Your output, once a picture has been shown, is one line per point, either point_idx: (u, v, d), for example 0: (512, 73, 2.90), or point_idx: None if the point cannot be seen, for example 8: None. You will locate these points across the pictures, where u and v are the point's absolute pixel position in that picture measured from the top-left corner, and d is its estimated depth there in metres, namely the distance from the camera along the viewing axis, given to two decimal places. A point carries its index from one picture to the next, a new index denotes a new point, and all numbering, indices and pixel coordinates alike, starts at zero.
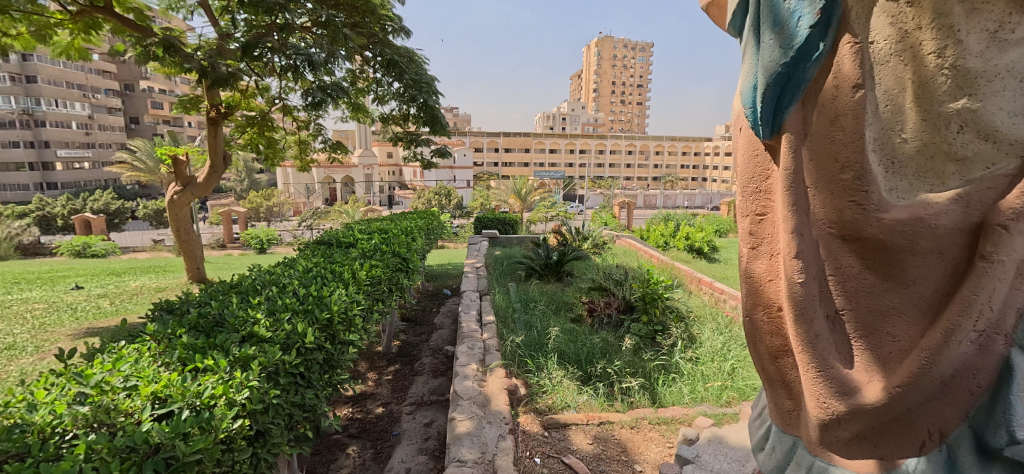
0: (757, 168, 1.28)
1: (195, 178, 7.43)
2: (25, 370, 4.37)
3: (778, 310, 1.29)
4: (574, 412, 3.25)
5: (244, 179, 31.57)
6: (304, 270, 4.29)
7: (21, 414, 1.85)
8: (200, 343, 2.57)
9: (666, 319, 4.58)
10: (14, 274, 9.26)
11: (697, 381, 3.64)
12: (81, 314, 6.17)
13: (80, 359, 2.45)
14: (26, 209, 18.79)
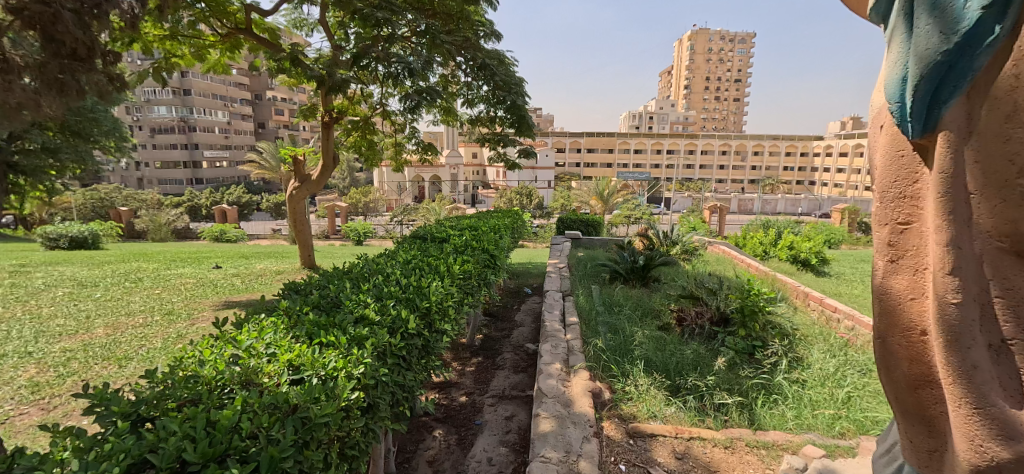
0: (901, 171, 1.16)
1: (310, 176, 8.16)
2: (181, 332, 5.17)
3: (921, 335, 1.14)
4: (660, 423, 3.11)
5: (347, 178, 34.71)
6: (404, 261, 4.60)
7: (194, 368, 2.22)
8: (323, 321, 2.87)
9: (766, 335, 4.24)
10: (173, 253, 10.99)
11: (802, 406, 3.32)
12: (221, 289, 7.16)
13: (230, 328, 2.87)
14: (179, 200, 22.81)
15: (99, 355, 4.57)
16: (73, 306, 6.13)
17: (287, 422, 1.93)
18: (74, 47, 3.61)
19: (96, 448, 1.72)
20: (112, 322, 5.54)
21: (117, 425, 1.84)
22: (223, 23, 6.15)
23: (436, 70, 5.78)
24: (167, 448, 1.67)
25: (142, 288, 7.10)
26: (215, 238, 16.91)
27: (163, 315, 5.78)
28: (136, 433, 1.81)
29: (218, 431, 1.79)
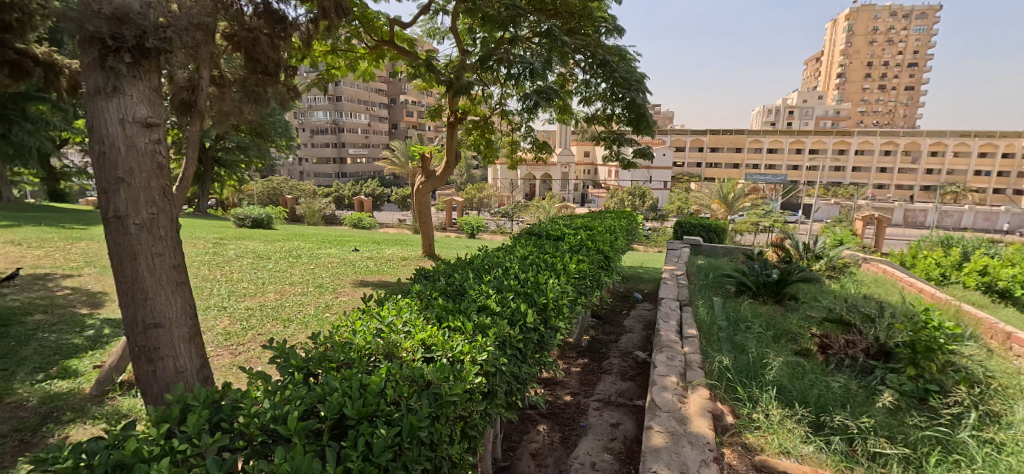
0: None
1: (434, 172, 8.75)
2: (326, 303, 5.97)
3: None
4: (794, 461, 2.76)
5: (464, 174, 36.94)
6: (522, 256, 4.73)
7: (347, 336, 2.56)
8: (449, 306, 3.09)
9: (947, 379, 3.50)
10: (324, 236, 12.66)
11: (995, 472, 2.68)
12: (359, 269, 8.08)
13: (372, 304, 3.22)
14: (330, 191, 27.89)
15: (267, 314, 5.48)
16: (254, 273, 7.42)
17: (423, 394, 2.12)
18: (266, 63, 4.36)
19: (276, 394, 2.07)
20: (279, 289, 6.60)
21: (293, 377, 2.21)
22: (372, 37, 6.91)
23: (554, 71, 5.77)
24: (332, 401, 1.96)
25: (302, 263, 8.33)
26: (354, 224, 19.01)
27: (315, 287, 6.72)
28: (305, 386, 2.15)
29: (369, 393, 2.04)
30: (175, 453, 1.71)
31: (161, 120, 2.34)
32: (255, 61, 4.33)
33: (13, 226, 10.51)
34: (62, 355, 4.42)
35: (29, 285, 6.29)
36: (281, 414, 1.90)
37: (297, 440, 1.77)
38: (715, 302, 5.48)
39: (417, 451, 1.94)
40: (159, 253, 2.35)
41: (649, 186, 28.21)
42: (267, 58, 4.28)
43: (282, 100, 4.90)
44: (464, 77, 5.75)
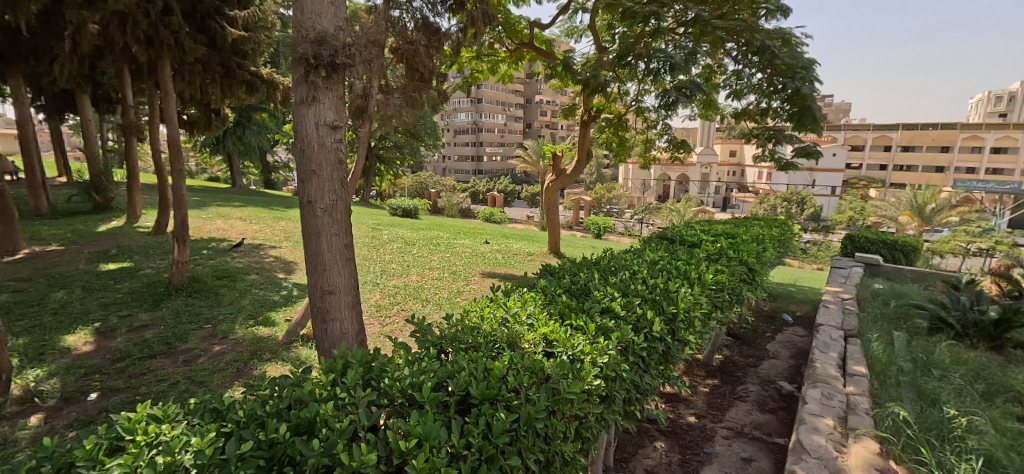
0: None
1: (564, 170, 8.91)
2: (459, 288, 6.53)
3: None
4: None
5: (594, 173, 36.78)
6: (651, 260, 4.66)
7: (477, 322, 2.84)
8: (573, 305, 3.22)
9: None
10: (459, 227, 13.71)
11: None
12: (485, 260, 8.61)
13: (500, 294, 3.51)
14: (466, 188, 30.21)
15: (410, 293, 6.20)
16: (400, 256, 8.41)
17: (542, 386, 2.24)
18: (422, 72, 4.91)
19: (414, 365, 2.39)
20: (420, 271, 7.38)
21: (428, 351, 2.53)
22: (512, 42, 7.37)
23: (701, 62, 5.53)
24: (460, 379, 2.20)
25: (440, 250, 9.19)
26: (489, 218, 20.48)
27: (449, 273, 7.38)
28: (437, 361, 2.44)
29: (493, 377, 2.25)
30: (336, 399, 2.08)
31: (344, 122, 2.81)
32: (415, 70, 4.92)
33: (235, 206, 13.28)
34: (266, 307, 5.56)
35: (245, 252, 7.97)
36: (417, 382, 2.19)
37: (428, 406, 2.03)
38: (895, 338, 4.76)
39: (532, 440, 2.04)
40: (335, 233, 2.84)
41: (813, 191, 24.60)
42: (424, 67, 4.82)
43: (434, 104, 5.45)
44: (602, 76, 5.92)
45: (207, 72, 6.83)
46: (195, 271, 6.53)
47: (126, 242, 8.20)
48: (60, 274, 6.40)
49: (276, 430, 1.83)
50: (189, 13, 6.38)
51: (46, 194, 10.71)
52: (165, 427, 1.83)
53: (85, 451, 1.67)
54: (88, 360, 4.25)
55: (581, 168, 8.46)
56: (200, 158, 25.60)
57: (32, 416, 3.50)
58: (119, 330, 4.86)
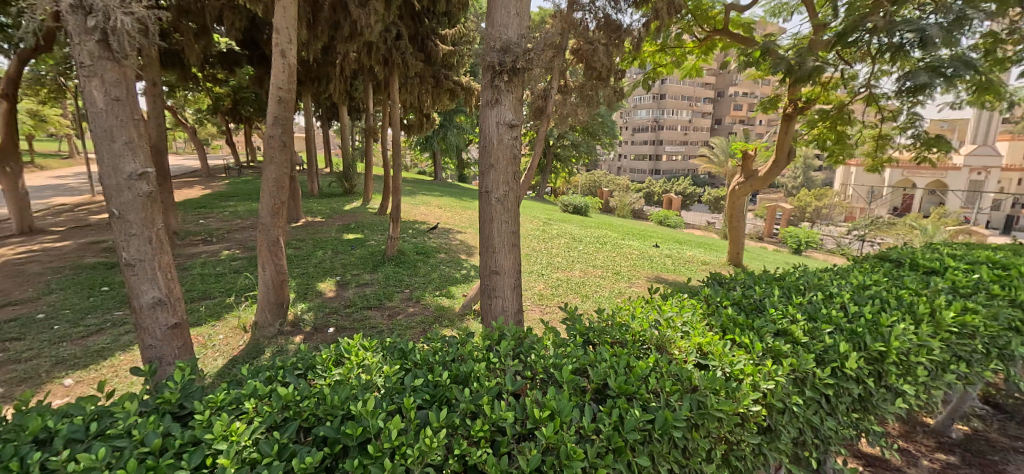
0: None
1: (756, 172, 8.20)
2: (621, 289, 6.62)
3: None
4: None
5: (799, 177, 32.14)
6: (857, 284, 3.97)
7: (626, 319, 2.93)
8: (740, 322, 3.02)
9: None
10: (631, 228, 13.63)
11: None
12: (656, 265, 8.48)
13: (659, 297, 3.53)
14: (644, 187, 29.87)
15: (571, 287, 6.55)
16: (567, 251, 8.86)
17: (685, 396, 2.16)
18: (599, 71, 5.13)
19: (560, 347, 2.57)
20: (584, 268, 7.71)
21: (574, 338, 2.72)
22: (703, 29, 6.91)
23: (977, 27, 4.57)
24: (600, 369, 2.26)
25: (607, 250, 9.36)
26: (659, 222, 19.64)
27: (612, 273, 7.52)
28: (580, 348, 2.57)
29: (633, 375, 2.25)
30: (487, 361, 2.39)
31: (520, 121, 3.24)
32: (594, 70, 5.10)
33: (436, 196, 15.50)
34: (450, 282, 6.53)
35: (439, 234, 9.38)
36: (558, 363, 2.35)
37: (565, 386, 2.16)
38: None
39: (668, 447, 1.98)
40: (505, 221, 3.31)
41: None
42: (601, 67, 5.03)
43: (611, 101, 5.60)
44: (812, 61, 5.08)
45: (423, 83, 8.07)
46: (401, 246, 7.96)
47: (359, 219, 10.35)
48: (317, 238, 8.51)
49: (440, 376, 2.22)
50: (414, 36, 7.79)
51: (319, 181, 13.94)
52: (369, 354, 2.51)
53: (323, 359, 2.50)
54: (329, 302, 5.73)
55: (780, 170, 7.74)
56: (415, 154, 30.29)
57: (296, 336, 4.95)
58: (349, 284, 6.33)
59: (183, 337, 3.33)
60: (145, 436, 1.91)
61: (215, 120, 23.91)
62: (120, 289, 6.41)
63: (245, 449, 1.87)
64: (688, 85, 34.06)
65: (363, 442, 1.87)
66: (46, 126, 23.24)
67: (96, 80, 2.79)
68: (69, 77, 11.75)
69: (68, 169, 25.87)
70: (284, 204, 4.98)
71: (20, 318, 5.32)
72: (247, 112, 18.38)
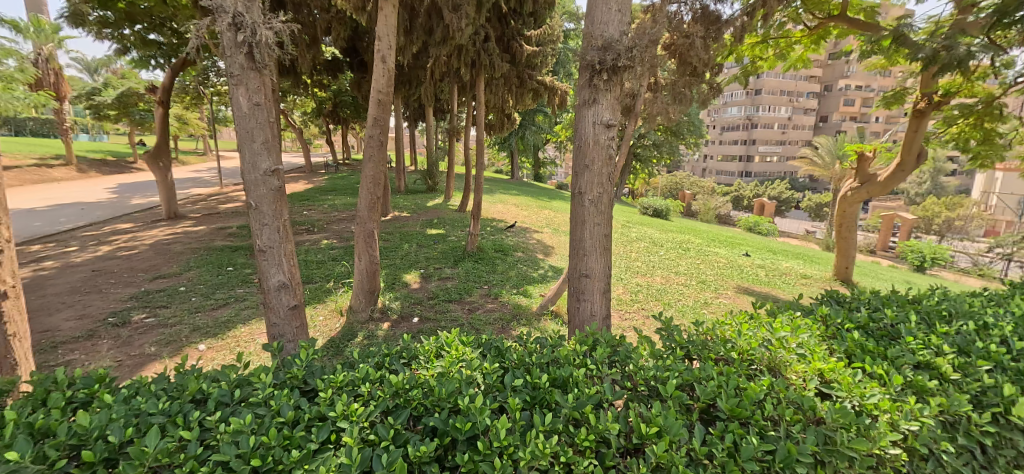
0: None
1: (875, 176, 7.43)
2: (706, 299, 6.41)
3: None
4: None
5: (925, 183, 29.13)
6: (1018, 316, 3.52)
7: (731, 335, 2.85)
8: (873, 349, 2.83)
9: None
10: (715, 235, 13.00)
11: None
12: (746, 276, 8.12)
13: (767, 313, 3.42)
14: (732, 190, 28.92)
15: (652, 294, 6.44)
16: (647, 256, 8.77)
17: (809, 428, 2.05)
18: (694, 65, 4.94)
19: (658, 360, 2.57)
20: (664, 274, 7.58)
21: (675, 350, 2.69)
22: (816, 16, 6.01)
23: None
24: (708, 387, 2.21)
25: (689, 256, 9.14)
26: (748, 228, 19.46)
27: (698, 282, 7.30)
28: (682, 362, 2.54)
29: (747, 398, 2.19)
30: (586, 368, 2.45)
31: (617, 120, 3.24)
32: (686, 65, 4.98)
33: (514, 195, 15.79)
34: (527, 281, 6.61)
35: (516, 232, 9.54)
36: (661, 376, 2.34)
37: (671, 402, 2.15)
38: None
39: None
40: (598, 223, 3.34)
41: None
42: (696, 61, 4.84)
43: (705, 99, 5.43)
44: (964, 46, 4.44)
45: (507, 84, 8.35)
46: (481, 243, 8.19)
47: (440, 214, 10.77)
48: (402, 232, 9.00)
49: (540, 378, 2.31)
50: (500, 37, 8.10)
51: (405, 177, 14.63)
52: (468, 350, 2.67)
53: (425, 350, 2.72)
54: (413, 294, 6.02)
55: (906, 175, 6.98)
56: (493, 153, 31.18)
57: (384, 323, 5.26)
58: (432, 278, 6.62)
59: (299, 317, 3.93)
60: (280, 406, 2.24)
61: (319, 121, 26.13)
62: (242, 270, 7.40)
63: (363, 430, 2.07)
64: (787, 81, 32.03)
65: (470, 436, 1.99)
66: (185, 127, 26.80)
67: (242, 88, 3.36)
68: (205, 85, 13.51)
69: (200, 164, 29.61)
70: (379, 199, 5.38)
71: (168, 289, 6.58)
72: (346, 113, 19.91)
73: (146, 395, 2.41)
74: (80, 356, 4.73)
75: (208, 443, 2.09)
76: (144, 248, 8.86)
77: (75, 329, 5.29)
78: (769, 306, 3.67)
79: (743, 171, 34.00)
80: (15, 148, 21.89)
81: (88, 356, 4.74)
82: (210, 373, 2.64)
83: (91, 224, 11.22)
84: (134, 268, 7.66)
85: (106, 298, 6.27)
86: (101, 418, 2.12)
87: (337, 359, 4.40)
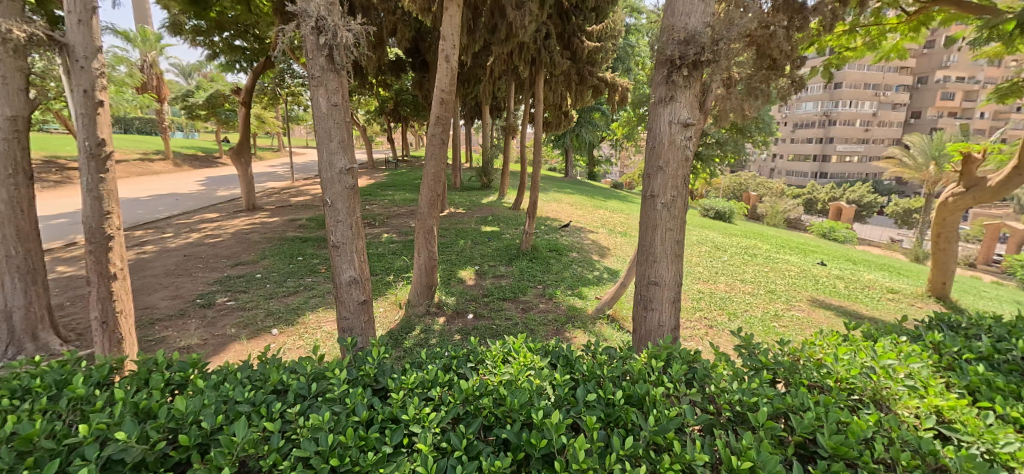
0: None
1: (985, 181, 6.77)
2: (777, 311, 6.26)
3: None
4: None
5: None
6: None
7: (826, 359, 2.79)
8: (1004, 388, 2.61)
9: None
10: (784, 240, 12.56)
11: None
12: (821, 287, 7.76)
13: (865, 335, 3.28)
14: (804, 191, 27.60)
15: (715, 302, 6.49)
16: (709, 262, 8.90)
17: None
18: (775, 58, 4.66)
19: (740, 382, 2.54)
20: (729, 281, 7.64)
21: (759, 373, 2.66)
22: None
23: None
24: (805, 420, 2.13)
25: (755, 262, 9.10)
26: (822, 234, 18.73)
27: (766, 292, 7.19)
28: (770, 387, 2.50)
29: (851, 436, 2.09)
30: (663, 386, 2.45)
31: (695, 120, 3.14)
32: (764, 58, 4.71)
33: (567, 194, 15.67)
34: (582, 283, 6.52)
35: (569, 232, 9.46)
36: (748, 403, 2.31)
37: (763, 434, 2.09)
38: None
39: None
40: (670, 228, 3.26)
41: None
42: (777, 52, 4.57)
43: (783, 94, 5.14)
44: None
45: (567, 81, 8.30)
46: (535, 242, 8.17)
47: (494, 212, 10.85)
48: (457, 228, 9.11)
49: (614, 394, 2.33)
50: (561, 34, 8.08)
51: (461, 174, 14.86)
52: (536, 358, 2.66)
53: (492, 355, 2.74)
54: (468, 290, 6.06)
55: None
56: (549, 151, 31.19)
57: (440, 317, 5.34)
58: (486, 275, 6.65)
59: (367, 312, 4.04)
60: (356, 405, 2.31)
61: (379, 120, 27.01)
62: (311, 259, 7.72)
63: (434, 436, 2.09)
64: (869, 73, 29.81)
65: (546, 454, 2.02)
66: (262, 126, 28.54)
67: (322, 89, 3.55)
68: (281, 87, 14.30)
69: (274, 160, 31.44)
70: (440, 197, 5.47)
71: (247, 275, 7.03)
72: (406, 112, 20.43)
73: (234, 382, 2.54)
74: (173, 332, 5.14)
75: (288, 435, 2.17)
76: (227, 236, 9.51)
77: (168, 308, 5.77)
78: (862, 326, 3.46)
79: (815, 172, 32.05)
80: (120, 144, 24.18)
81: (179, 334, 5.12)
82: (289, 364, 2.76)
83: (183, 213, 12.19)
84: (220, 254, 8.23)
85: (195, 281, 6.79)
86: (195, 404, 2.25)
87: (397, 352, 4.51)
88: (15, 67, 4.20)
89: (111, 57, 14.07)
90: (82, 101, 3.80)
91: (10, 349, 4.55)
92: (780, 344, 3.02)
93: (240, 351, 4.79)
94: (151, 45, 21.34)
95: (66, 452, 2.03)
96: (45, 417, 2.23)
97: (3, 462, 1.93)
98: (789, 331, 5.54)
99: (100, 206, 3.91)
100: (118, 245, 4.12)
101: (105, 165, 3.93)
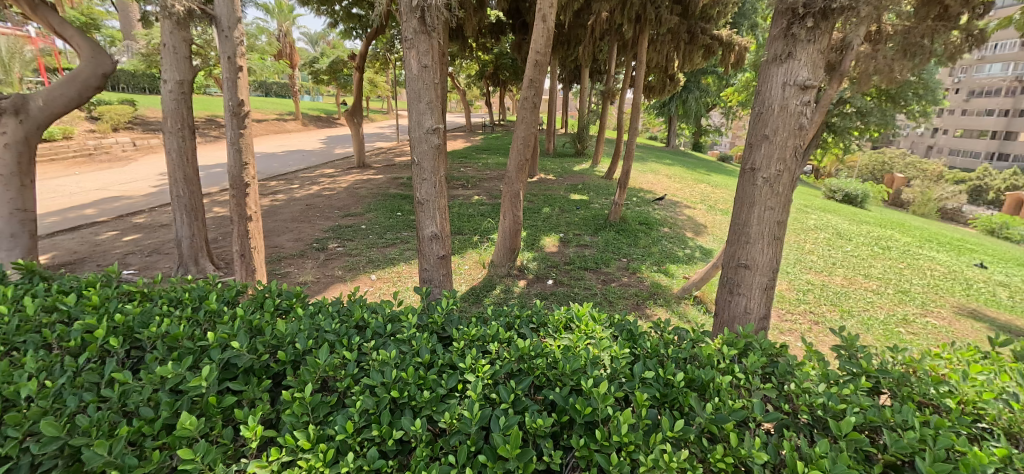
0: None
1: None
2: (906, 315, 5.38)
3: None
4: None
5: None
6: None
7: (951, 375, 2.29)
8: None
9: None
10: (930, 233, 10.72)
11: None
12: (974, 293, 6.51)
13: (1010, 353, 2.65)
14: (970, 178, 23.14)
15: (826, 297, 5.75)
16: (827, 251, 7.89)
17: None
18: (946, 4, 3.96)
19: (831, 385, 2.19)
20: (849, 275, 6.72)
21: (857, 379, 2.28)
22: None
23: None
24: (903, 439, 1.79)
25: (886, 257, 7.87)
26: (988, 230, 15.62)
27: (896, 292, 6.20)
28: (866, 396, 2.12)
29: (963, 468, 1.69)
30: (733, 376, 2.20)
31: (817, 81, 2.66)
32: (929, 3, 4.04)
33: (666, 165, 14.75)
34: (671, 260, 6.15)
35: (664, 206, 8.94)
36: (834, 409, 1.97)
37: (844, 445, 1.78)
38: None
39: None
40: (770, 207, 2.87)
41: None
42: None
43: (952, 54, 4.22)
44: None
45: (675, 40, 7.84)
46: (626, 214, 7.84)
47: (586, 180, 10.59)
48: (546, 195, 9.03)
49: (674, 375, 2.11)
50: None
51: (555, 140, 14.66)
52: (598, 328, 2.53)
53: (556, 320, 2.65)
54: (551, 257, 6.01)
55: None
56: (653, 121, 29.52)
57: (520, 280, 5.36)
58: (570, 243, 6.54)
59: (446, 266, 4.16)
60: (420, 349, 2.33)
61: (480, 84, 27.28)
62: (409, 215, 8.15)
63: (486, 387, 2.04)
64: None
65: (589, 422, 1.87)
66: (374, 89, 30.24)
67: (414, 51, 3.58)
68: (391, 53, 15.03)
69: (384, 122, 33.58)
70: (528, 161, 5.39)
71: (354, 225, 7.60)
72: (505, 76, 20.44)
73: (326, 314, 2.71)
74: (294, 269, 5.79)
75: (362, 365, 2.24)
76: (340, 190, 10.37)
77: (292, 248, 6.47)
78: (1017, 345, 2.77)
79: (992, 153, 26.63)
80: (260, 105, 27.29)
81: (299, 270, 5.76)
82: (372, 304, 2.87)
83: (308, 168, 13.52)
84: (334, 205, 9.02)
85: (313, 227, 7.54)
86: (292, 328, 2.41)
87: (474, 308, 4.63)
88: (182, 38, 4.72)
89: (256, 27, 15.78)
90: (227, 65, 4.26)
91: (180, 269, 5.47)
92: (892, 351, 2.54)
93: (344, 290, 5.25)
94: (286, 15, 23.53)
95: (200, 352, 2.28)
96: (187, 323, 2.54)
97: (157, 353, 2.22)
98: (917, 339, 4.75)
99: (240, 158, 4.40)
100: (254, 192, 4.62)
101: (244, 122, 4.39)
